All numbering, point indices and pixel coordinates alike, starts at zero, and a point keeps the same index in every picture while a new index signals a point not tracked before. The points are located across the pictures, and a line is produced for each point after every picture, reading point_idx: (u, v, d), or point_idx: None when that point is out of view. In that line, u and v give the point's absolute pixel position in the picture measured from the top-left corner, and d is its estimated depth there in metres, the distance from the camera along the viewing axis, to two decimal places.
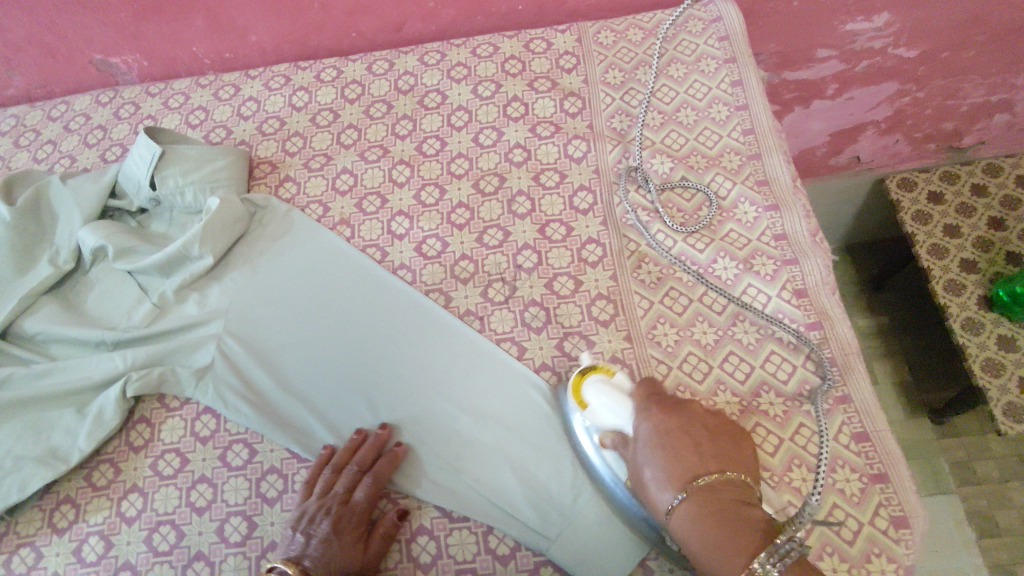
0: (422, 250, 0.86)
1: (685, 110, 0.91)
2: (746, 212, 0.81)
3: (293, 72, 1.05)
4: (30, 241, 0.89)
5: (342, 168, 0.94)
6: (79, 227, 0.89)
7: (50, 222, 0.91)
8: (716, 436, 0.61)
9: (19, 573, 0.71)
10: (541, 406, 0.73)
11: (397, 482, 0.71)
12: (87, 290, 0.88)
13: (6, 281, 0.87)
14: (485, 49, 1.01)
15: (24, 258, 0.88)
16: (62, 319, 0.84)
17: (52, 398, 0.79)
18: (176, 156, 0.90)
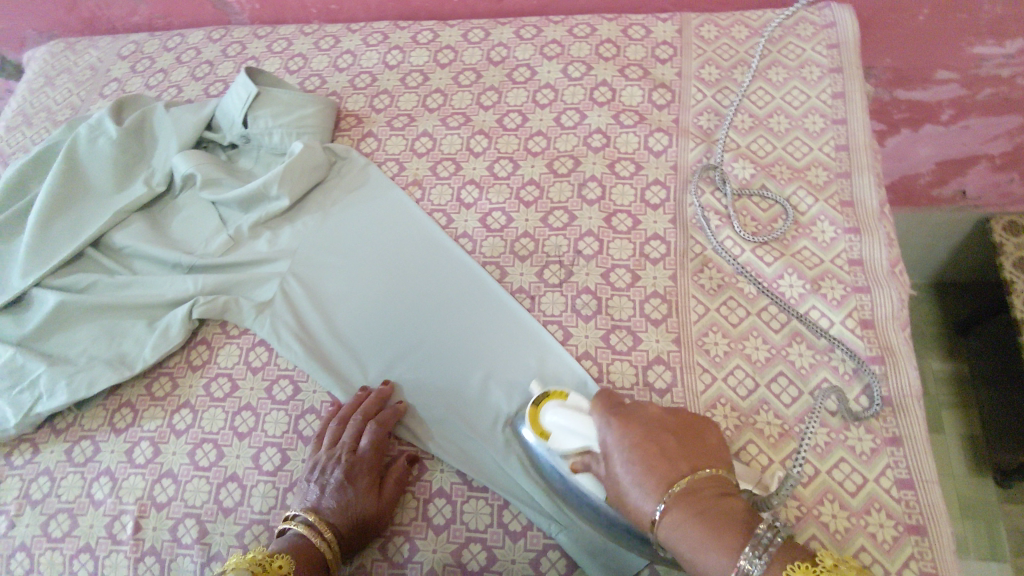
0: (486, 221, 0.87)
1: (778, 117, 0.87)
2: (823, 231, 0.78)
3: (391, 31, 1.07)
4: (131, 161, 0.96)
5: (423, 130, 0.96)
6: (174, 153, 0.94)
7: (149, 145, 0.98)
8: (680, 435, 0.58)
9: (78, 462, 0.78)
10: (571, 388, 0.73)
11: (405, 432, 0.74)
12: (173, 213, 0.94)
13: (105, 194, 0.93)
14: (583, 29, 0.99)
15: (124, 175, 0.95)
16: (147, 237, 0.89)
17: (128, 309, 0.85)
18: (271, 98, 0.94)
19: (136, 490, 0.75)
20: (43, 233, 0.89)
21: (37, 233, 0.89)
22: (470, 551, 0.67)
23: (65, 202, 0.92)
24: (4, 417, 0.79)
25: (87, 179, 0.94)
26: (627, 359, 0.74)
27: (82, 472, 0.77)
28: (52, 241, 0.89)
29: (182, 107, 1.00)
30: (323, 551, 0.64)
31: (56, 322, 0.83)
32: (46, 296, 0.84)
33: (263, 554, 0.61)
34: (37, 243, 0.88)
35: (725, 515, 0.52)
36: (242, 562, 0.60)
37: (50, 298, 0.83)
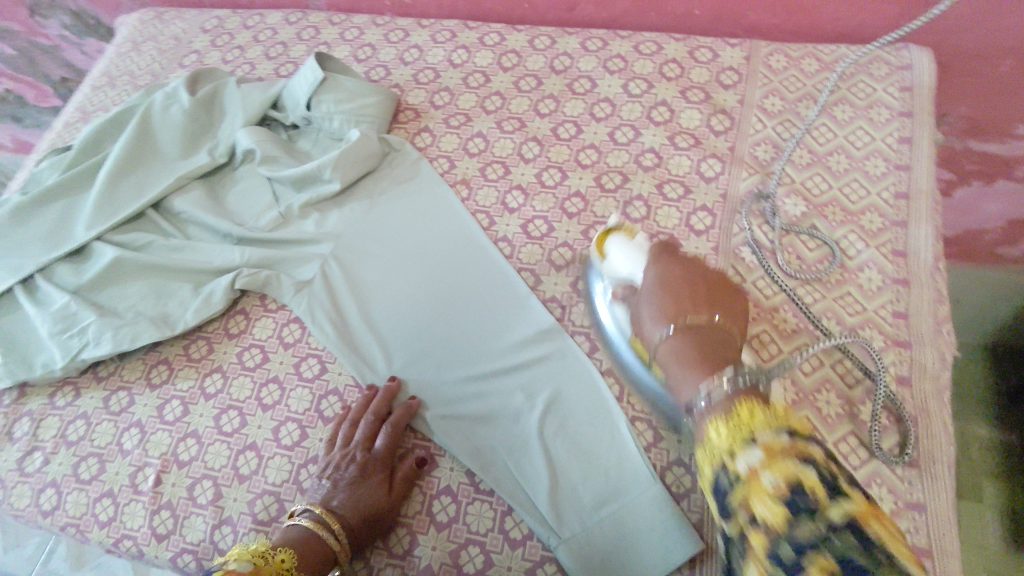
0: (528, 228, 0.87)
1: (838, 155, 0.84)
2: (870, 278, 0.75)
3: (460, 30, 1.08)
4: (199, 130, 1.00)
5: (478, 131, 0.97)
6: (239, 127, 0.98)
7: (218, 117, 1.02)
8: (714, 290, 0.59)
9: (113, 411, 0.82)
10: (589, 405, 0.73)
11: (417, 425, 0.76)
12: (230, 184, 0.97)
13: (171, 158, 0.98)
14: (649, 47, 0.99)
15: (191, 142, 0.99)
16: (203, 205, 0.93)
17: (178, 270, 0.88)
18: (335, 85, 0.96)
19: (161, 445, 0.78)
20: (110, 188, 0.94)
21: (104, 188, 0.93)
22: (468, 553, 0.67)
23: (134, 162, 0.96)
24: (51, 358, 0.83)
25: (156, 143, 0.98)
26: None
27: (115, 420, 0.81)
28: (117, 198, 0.94)
29: (253, 83, 1.04)
30: (331, 544, 0.63)
31: (110, 275, 0.87)
32: (105, 249, 0.88)
33: (263, 547, 0.58)
34: (103, 198, 0.93)
35: (718, 352, 0.51)
36: (242, 553, 0.56)
37: (108, 252, 0.88)
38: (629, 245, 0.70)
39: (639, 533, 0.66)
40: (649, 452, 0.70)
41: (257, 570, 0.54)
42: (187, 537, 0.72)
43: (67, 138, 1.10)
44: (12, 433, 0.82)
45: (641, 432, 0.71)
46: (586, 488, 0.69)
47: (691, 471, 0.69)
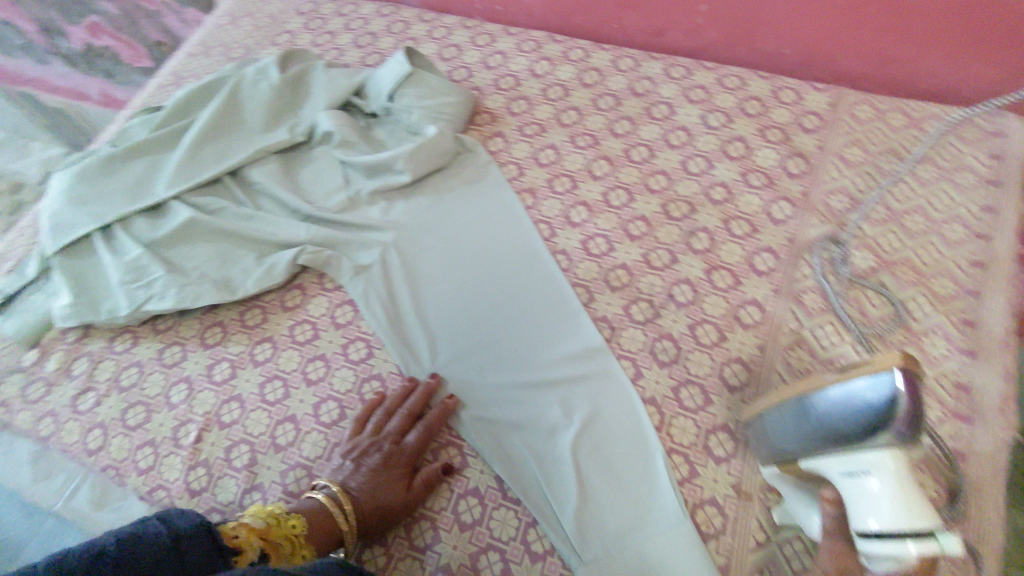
0: (588, 245, 0.87)
1: (914, 216, 0.82)
2: (934, 344, 0.73)
3: (546, 41, 1.09)
4: (283, 107, 1.03)
5: (550, 143, 0.97)
6: (321, 109, 1.01)
7: (302, 97, 1.05)
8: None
9: (165, 364, 0.85)
10: (627, 430, 0.73)
11: (454, 423, 0.77)
12: (306, 163, 1.00)
13: (254, 131, 1.01)
14: (733, 81, 0.98)
15: (274, 118, 1.02)
16: (277, 179, 0.96)
17: (246, 240, 0.91)
18: (419, 81, 0.99)
19: (206, 403, 0.81)
20: (194, 152, 0.98)
21: (189, 151, 0.97)
22: (487, 558, 0.67)
23: (219, 130, 1.00)
24: (116, 306, 0.86)
25: (242, 115, 1.02)
26: (693, 417, 0.74)
27: (166, 373, 0.84)
28: (199, 162, 0.97)
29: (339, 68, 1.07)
30: (339, 524, 0.65)
31: (181, 234, 0.91)
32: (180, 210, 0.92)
33: (282, 509, 0.63)
34: (186, 160, 0.97)
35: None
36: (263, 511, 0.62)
37: (183, 212, 0.91)
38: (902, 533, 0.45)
39: (661, 566, 0.65)
40: (682, 486, 0.70)
41: (267, 529, 0.60)
42: (217, 496, 0.74)
43: (159, 99, 1.15)
44: (70, 370, 0.86)
45: (677, 465, 0.71)
46: (613, 512, 0.69)
47: (722, 512, 0.68)
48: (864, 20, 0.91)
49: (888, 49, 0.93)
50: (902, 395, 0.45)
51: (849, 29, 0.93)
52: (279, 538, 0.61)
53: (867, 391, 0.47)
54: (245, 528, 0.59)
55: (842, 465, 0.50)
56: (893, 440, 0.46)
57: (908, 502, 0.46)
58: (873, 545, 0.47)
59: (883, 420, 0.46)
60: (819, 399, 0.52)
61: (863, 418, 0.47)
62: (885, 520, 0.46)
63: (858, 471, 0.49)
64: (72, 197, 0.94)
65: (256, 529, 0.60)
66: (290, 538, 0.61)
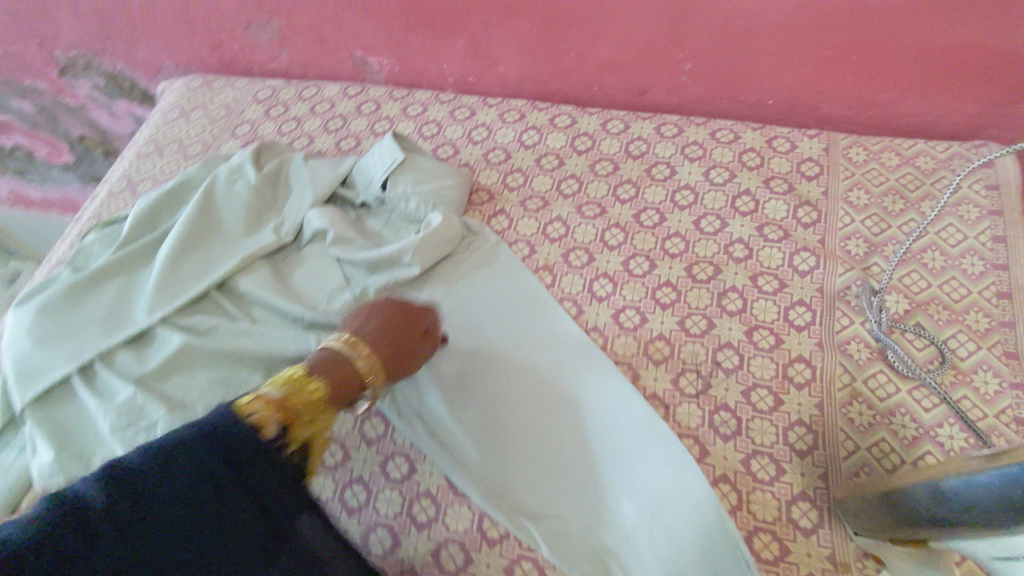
0: (619, 318, 0.85)
1: (932, 253, 0.84)
2: (986, 381, 0.73)
3: (529, 110, 1.07)
4: (263, 205, 0.96)
5: (557, 215, 0.95)
6: (309, 206, 0.95)
7: (283, 194, 0.99)
8: None
9: None
10: (708, 519, 0.67)
11: (520, 535, 0.70)
12: (297, 263, 0.93)
13: (236, 236, 0.93)
14: (726, 135, 0.99)
15: (255, 217, 0.95)
16: (270, 286, 0.88)
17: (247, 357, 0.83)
18: (414, 166, 0.95)
19: None
20: (173, 265, 0.89)
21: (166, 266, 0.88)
22: None
23: (196, 238, 0.92)
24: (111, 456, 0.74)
25: (219, 218, 0.94)
26: (770, 490, 0.70)
27: None
28: (180, 276, 0.89)
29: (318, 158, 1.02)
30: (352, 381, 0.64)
31: (175, 364, 0.81)
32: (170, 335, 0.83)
33: (300, 374, 0.61)
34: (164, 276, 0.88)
35: None
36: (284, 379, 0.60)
37: (175, 338, 0.82)
38: None
39: None
40: (780, 567, 0.66)
41: (284, 399, 0.58)
42: None
43: (114, 209, 1.04)
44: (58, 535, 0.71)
45: (767, 545, 0.67)
46: None
47: None
48: (846, 68, 0.94)
49: (869, 93, 0.96)
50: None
51: (831, 76, 0.96)
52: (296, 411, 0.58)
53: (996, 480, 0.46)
54: (261, 399, 0.56)
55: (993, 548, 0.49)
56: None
57: None
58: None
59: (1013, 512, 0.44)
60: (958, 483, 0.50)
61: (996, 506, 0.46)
62: None
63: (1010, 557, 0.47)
64: (39, 334, 0.83)
65: (273, 401, 0.57)
66: (309, 408, 0.59)
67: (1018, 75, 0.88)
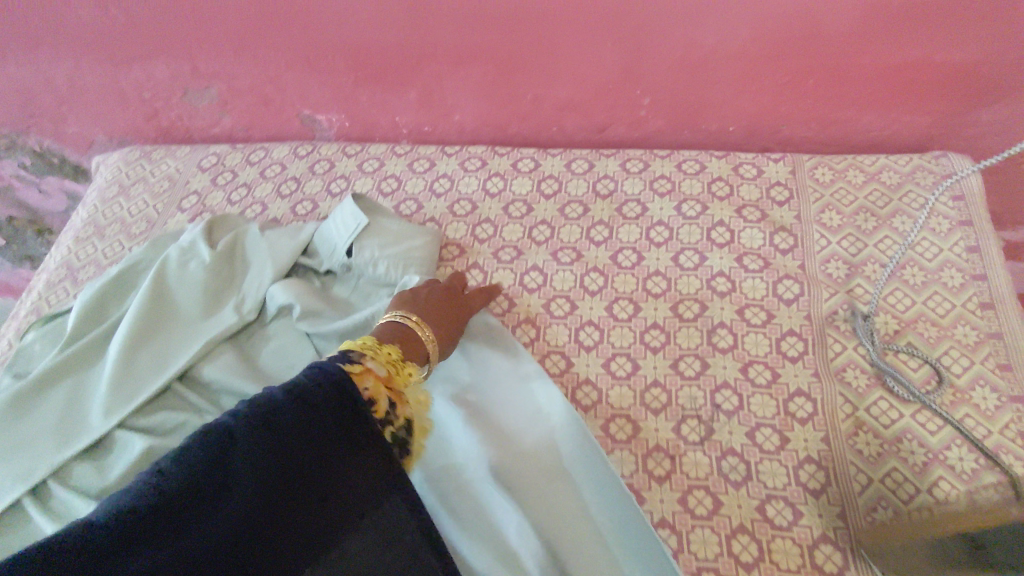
0: (611, 367, 0.82)
1: (911, 269, 0.84)
2: (985, 397, 0.73)
3: (490, 156, 1.04)
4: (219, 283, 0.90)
5: (532, 264, 0.92)
6: (270, 281, 0.89)
7: (241, 269, 0.93)
8: None
9: None
10: None
11: None
12: (263, 343, 0.86)
13: (193, 320, 0.87)
14: (692, 166, 0.98)
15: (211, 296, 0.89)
16: (237, 371, 0.81)
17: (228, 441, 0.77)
18: (380, 230, 0.92)
19: None
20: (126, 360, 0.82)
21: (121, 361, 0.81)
22: None
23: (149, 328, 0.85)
24: None
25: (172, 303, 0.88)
26: (790, 536, 0.68)
27: None
28: (135, 371, 0.81)
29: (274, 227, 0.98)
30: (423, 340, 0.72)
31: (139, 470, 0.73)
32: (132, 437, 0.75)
33: (396, 354, 0.67)
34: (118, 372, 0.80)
35: None
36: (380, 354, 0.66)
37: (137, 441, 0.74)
38: None
39: None
40: None
41: (388, 376, 0.64)
42: None
43: (55, 301, 0.96)
44: None
45: None
46: None
47: None
48: (803, 91, 0.95)
49: (827, 113, 0.97)
50: None
51: (789, 100, 0.96)
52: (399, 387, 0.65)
53: None
54: (371, 375, 0.62)
55: None
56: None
57: None
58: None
59: None
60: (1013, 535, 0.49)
61: None
62: None
63: None
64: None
65: (381, 377, 0.63)
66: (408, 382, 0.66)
67: (970, 85, 0.90)
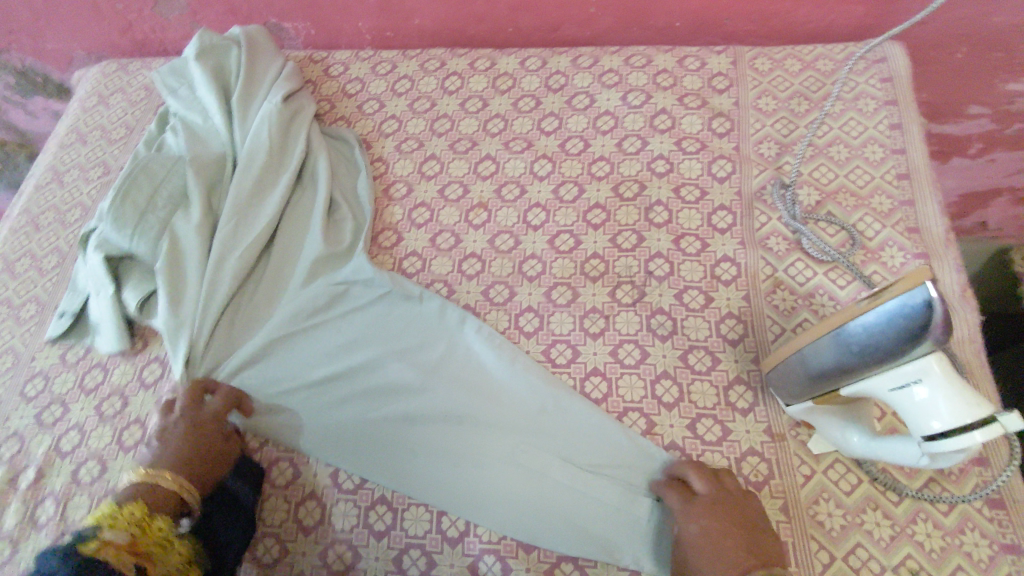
0: (555, 243, 0.88)
1: (837, 146, 0.90)
2: (892, 256, 0.80)
3: (448, 57, 1.08)
4: (226, 242, 0.86)
5: (486, 154, 0.97)
6: (238, 138, 0.94)
7: (212, 131, 0.96)
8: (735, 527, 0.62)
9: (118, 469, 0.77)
10: (632, 452, 0.71)
11: (449, 508, 0.71)
12: (198, 206, 0.88)
13: (174, 199, 0.89)
14: (639, 60, 1.02)
15: (219, 273, 0.84)
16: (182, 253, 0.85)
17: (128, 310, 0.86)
18: (267, 77, 1.01)
19: None
20: (136, 227, 0.85)
21: (116, 226, 0.85)
22: (564, 569, 0.67)
23: (137, 189, 0.88)
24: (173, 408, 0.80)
25: (178, 256, 0.85)
26: (707, 379, 0.75)
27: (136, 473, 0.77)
28: (117, 234, 0.85)
29: (297, 130, 0.97)
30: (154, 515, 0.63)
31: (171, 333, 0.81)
32: (106, 283, 0.85)
33: (141, 512, 0.62)
34: (121, 246, 0.85)
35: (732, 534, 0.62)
36: (118, 520, 0.61)
37: (129, 296, 0.84)
38: (961, 397, 0.52)
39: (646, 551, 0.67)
40: (722, 446, 0.71)
41: (132, 541, 0.60)
42: None
43: (44, 203, 1.03)
44: (35, 519, 0.76)
45: (709, 428, 0.72)
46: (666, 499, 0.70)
47: (765, 459, 0.69)
48: None
49: (767, 6, 1.01)
50: (937, 302, 0.51)
51: None
52: (150, 544, 0.61)
53: (904, 306, 0.53)
54: (111, 547, 0.58)
55: (890, 381, 0.56)
56: (936, 346, 0.53)
57: (963, 396, 0.52)
58: (943, 443, 0.53)
59: (920, 331, 0.52)
60: (860, 323, 0.56)
61: (904, 330, 0.53)
62: (948, 420, 0.53)
63: (906, 382, 0.54)
64: (70, 321, 0.88)
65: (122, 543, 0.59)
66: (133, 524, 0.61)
67: None
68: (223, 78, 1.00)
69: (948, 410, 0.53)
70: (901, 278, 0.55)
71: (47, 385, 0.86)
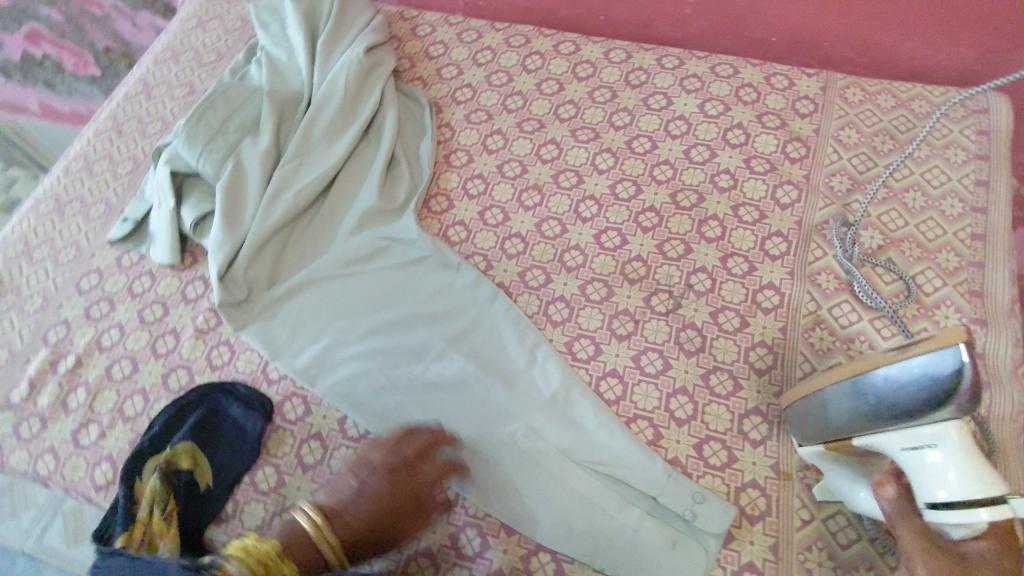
0: (601, 239, 0.87)
1: (914, 193, 0.86)
2: (946, 315, 0.76)
3: (534, 35, 1.08)
4: (285, 178, 0.89)
5: (551, 138, 0.97)
6: (315, 79, 0.97)
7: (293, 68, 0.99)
8: None
9: (148, 372, 0.82)
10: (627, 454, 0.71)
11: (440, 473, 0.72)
12: (265, 137, 0.91)
13: (246, 127, 0.92)
14: (725, 69, 0.99)
15: (272, 205, 0.87)
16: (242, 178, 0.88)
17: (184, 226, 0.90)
18: (356, 25, 1.03)
19: None
20: (204, 148, 0.89)
21: (187, 144, 0.89)
22: (540, 559, 0.68)
23: (213, 112, 0.92)
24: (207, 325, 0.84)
25: (238, 181, 0.88)
26: (725, 403, 0.74)
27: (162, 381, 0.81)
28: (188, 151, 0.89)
29: (373, 81, 0.99)
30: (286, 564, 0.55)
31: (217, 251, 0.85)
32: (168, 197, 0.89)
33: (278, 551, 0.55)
34: (188, 163, 0.89)
35: None
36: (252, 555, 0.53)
37: (187, 213, 0.88)
38: (973, 470, 0.50)
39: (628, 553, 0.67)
40: (724, 472, 0.70)
41: None
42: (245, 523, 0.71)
43: (130, 112, 1.08)
44: (67, 403, 0.81)
45: (715, 453, 0.71)
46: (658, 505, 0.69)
47: (765, 494, 0.68)
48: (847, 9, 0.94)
49: (871, 35, 0.96)
50: (967, 367, 0.48)
51: (834, 15, 0.96)
52: None
53: (930, 366, 0.50)
54: None
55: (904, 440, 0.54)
56: (958, 413, 0.50)
57: (974, 470, 0.50)
58: (945, 514, 0.51)
59: (944, 395, 0.49)
60: (887, 375, 0.54)
61: (926, 391, 0.50)
62: (954, 491, 0.51)
63: (919, 444, 0.52)
64: (131, 227, 0.93)
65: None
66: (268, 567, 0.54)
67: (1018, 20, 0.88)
68: (313, 20, 1.02)
69: (956, 479, 0.51)
70: (938, 334, 0.52)
71: (101, 283, 0.91)
